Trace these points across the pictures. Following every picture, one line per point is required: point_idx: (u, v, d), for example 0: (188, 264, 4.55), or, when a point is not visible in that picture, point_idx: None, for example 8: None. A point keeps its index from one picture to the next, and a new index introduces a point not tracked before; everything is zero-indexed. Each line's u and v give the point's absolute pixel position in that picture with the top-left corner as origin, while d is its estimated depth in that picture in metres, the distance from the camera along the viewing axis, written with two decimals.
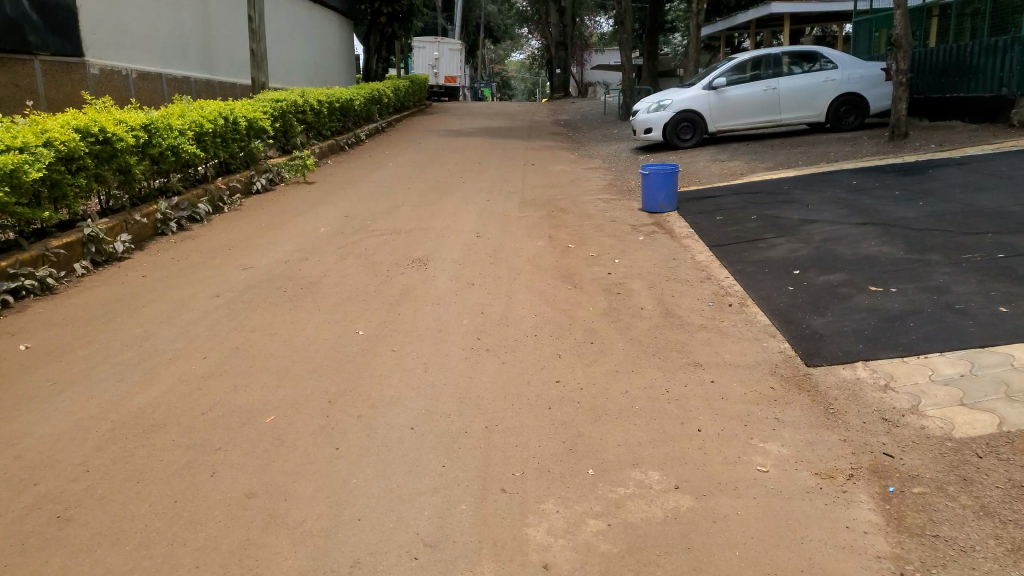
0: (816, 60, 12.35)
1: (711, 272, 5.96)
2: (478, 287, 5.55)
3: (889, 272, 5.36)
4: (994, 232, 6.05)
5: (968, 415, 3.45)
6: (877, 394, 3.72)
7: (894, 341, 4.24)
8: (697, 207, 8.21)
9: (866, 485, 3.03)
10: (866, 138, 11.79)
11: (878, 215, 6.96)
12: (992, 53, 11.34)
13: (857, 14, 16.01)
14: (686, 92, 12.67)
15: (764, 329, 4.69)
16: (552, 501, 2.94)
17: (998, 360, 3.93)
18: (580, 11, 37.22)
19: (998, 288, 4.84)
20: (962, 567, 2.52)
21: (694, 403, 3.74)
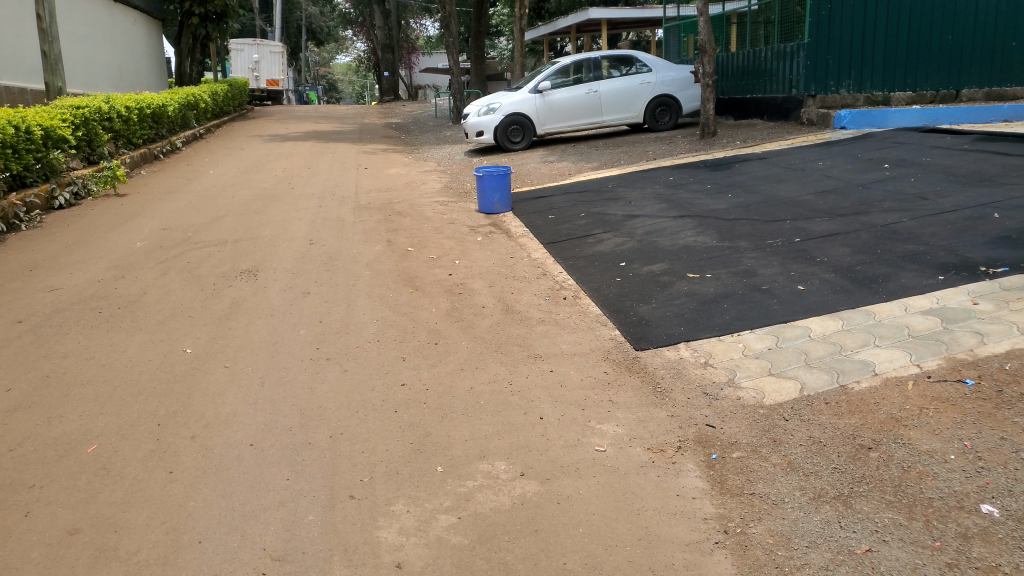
0: (632, 64, 13.13)
1: (546, 268, 6.18)
2: (314, 295, 5.43)
3: (704, 260, 5.82)
4: (791, 219, 6.73)
5: (776, 384, 3.84)
6: (698, 370, 4.05)
7: (712, 322, 4.62)
8: (530, 207, 8.47)
9: (692, 455, 3.29)
10: (680, 137, 12.67)
11: (693, 208, 7.53)
12: (782, 58, 12.56)
13: (666, 21, 17.17)
14: (514, 96, 13.03)
15: (596, 319, 4.95)
16: (402, 502, 2.96)
17: (798, 333, 4.40)
18: (405, 15, 37.26)
19: (797, 269, 5.40)
20: (775, 518, 2.80)
21: (535, 392, 3.89)
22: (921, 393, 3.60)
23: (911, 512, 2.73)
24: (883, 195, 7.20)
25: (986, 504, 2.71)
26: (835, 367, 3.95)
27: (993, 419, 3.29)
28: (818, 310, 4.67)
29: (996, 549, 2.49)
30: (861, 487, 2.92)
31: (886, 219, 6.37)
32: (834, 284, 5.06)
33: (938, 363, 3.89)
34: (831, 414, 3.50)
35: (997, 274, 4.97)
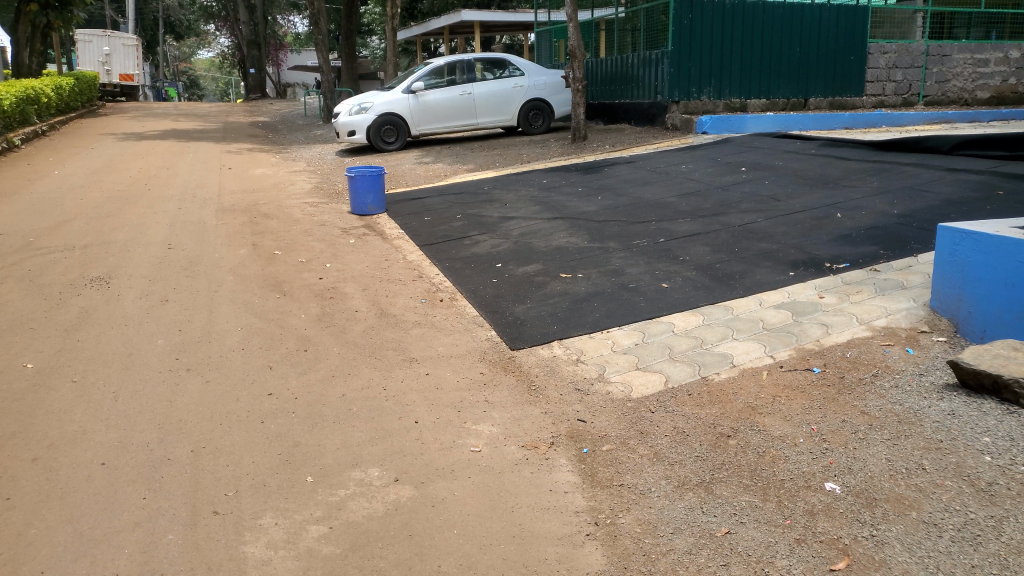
0: (505, 67, 13.25)
1: (421, 270, 6.14)
2: (174, 303, 5.15)
3: (576, 260, 5.96)
4: (657, 220, 7.02)
5: (642, 378, 3.99)
6: (570, 367, 4.15)
7: (583, 320, 4.74)
8: (404, 209, 8.39)
9: (565, 450, 3.36)
10: (553, 140, 12.94)
11: (566, 210, 7.70)
12: (648, 65, 13.09)
13: (537, 26, 17.48)
14: (386, 96, 12.86)
15: (472, 320, 4.96)
16: (270, 515, 2.85)
17: (663, 328, 4.59)
18: (272, 11, 36.04)
19: (662, 268, 5.63)
20: (642, 507, 2.90)
21: (410, 396, 3.85)
22: (774, 382, 3.85)
23: (765, 494, 2.91)
24: (740, 197, 7.63)
25: (830, 482, 2.93)
26: (697, 359, 4.15)
27: (836, 403, 3.57)
28: (681, 306, 4.89)
29: (837, 523, 2.70)
30: (721, 473, 3.08)
31: (743, 219, 6.77)
32: (696, 282, 5.31)
33: (789, 353, 4.17)
34: (693, 405, 3.67)
35: (840, 269, 5.38)
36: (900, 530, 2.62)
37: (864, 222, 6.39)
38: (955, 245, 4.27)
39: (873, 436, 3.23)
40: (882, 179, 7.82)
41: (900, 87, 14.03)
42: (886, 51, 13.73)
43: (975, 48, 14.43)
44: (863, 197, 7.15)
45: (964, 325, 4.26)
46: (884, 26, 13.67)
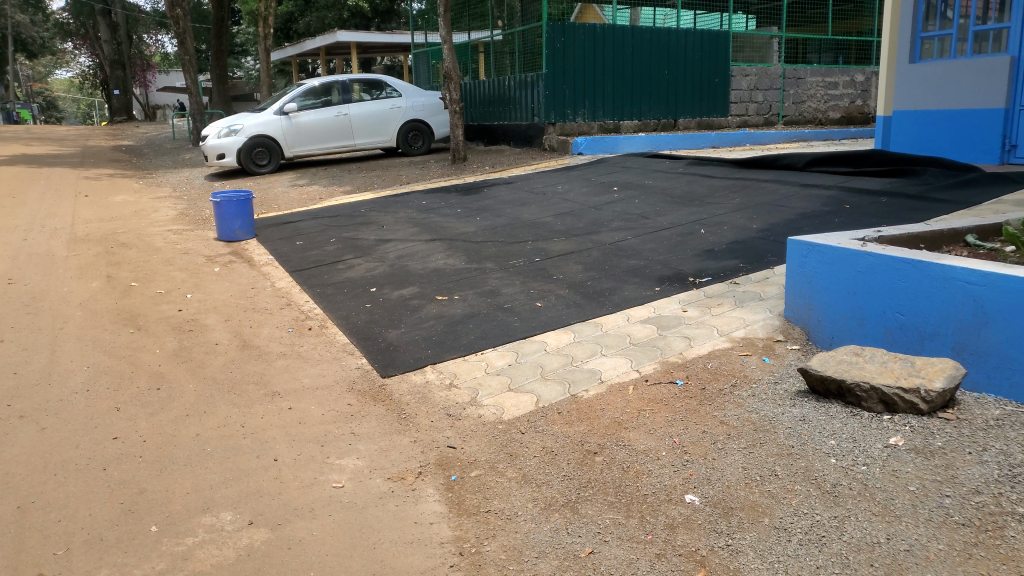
0: (382, 89, 13.15)
1: (291, 297, 5.93)
2: (10, 343, 4.72)
3: (452, 282, 5.92)
4: (533, 240, 7.09)
5: (514, 399, 3.97)
6: (442, 392, 4.08)
7: (457, 343, 4.69)
8: (276, 233, 8.10)
9: (432, 479, 3.28)
10: (432, 161, 12.90)
11: (443, 231, 7.66)
12: (524, 86, 13.30)
13: (414, 48, 17.49)
14: (257, 117, 12.43)
15: (342, 348, 4.81)
16: (105, 572, 2.62)
17: (536, 347, 4.61)
18: (136, 29, 34.35)
19: (536, 287, 5.68)
20: (507, 533, 2.87)
21: (270, 433, 3.67)
22: (640, 396, 3.93)
23: (629, 510, 2.94)
24: (612, 216, 7.83)
25: (689, 494, 3.00)
26: (567, 377, 4.19)
27: (697, 414, 3.68)
28: (554, 325, 4.93)
29: (696, 534, 2.75)
30: (587, 492, 3.09)
31: (615, 237, 6.94)
32: (568, 300, 5.38)
33: (654, 367, 4.27)
34: (563, 423, 3.69)
35: (703, 283, 5.59)
36: (753, 536, 2.70)
37: (727, 237, 6.69)
38: (803, 258, 4.51)
39: (732, 446, 3.34)
40: (744, 195, 8.23)
41: (762, 107, 14.90)
42: (747, 74, 14.55)
43: (825, 72, 15.56)
44: (726, 213, 7.50)
45: (814, 332, 4.51)
46: (744, 51, 14.53)
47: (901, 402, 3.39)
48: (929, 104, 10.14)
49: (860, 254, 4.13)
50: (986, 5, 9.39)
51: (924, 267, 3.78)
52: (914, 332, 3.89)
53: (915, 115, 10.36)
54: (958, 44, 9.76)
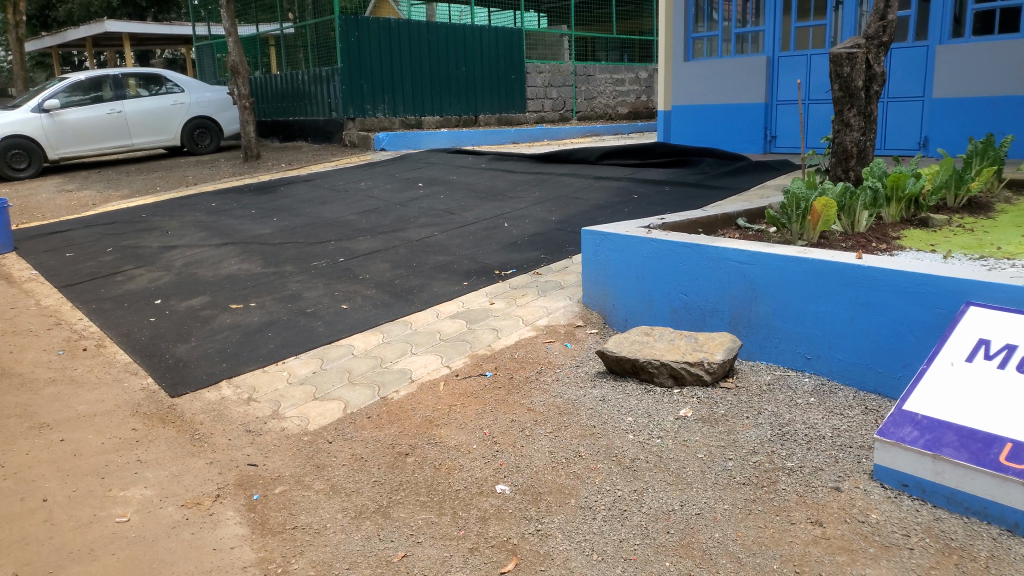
0: (161, 84, 12.16)
1: (60, 316, 5.30)
2: None
3: (248, 288, 5.59)
4: (335, 240, 6.87)
5: (320, 408, 3.82)
6: (241, 408, 3.83)
7: (255, 353, 4.42)
8: (39, 245, 7.22)
9: (232, 500, 3.07)
10: (223, 160, 12.15)
11: (237, 234, 7.23)
12: (319, 82, 12.88)
13: (196, 40, 16.39)
14: (10, 115, 10.90)
15: (124, 368, 4.37)
16: None
17: (342, 352, 4.46)
18: None
19: (340, 288, 5.50)
20: (316, 547, 2.74)
21: (38, 471, 3.25)
22: (450, 391, 3.93)
23: (441, 508, 2.92)
24: (417, 212, 7.79)
25: (500, 484, 3.03)
26: (376, 380, 4.09)
27: (506, 404, 3.74)
28: (360, 326, 4.80)
29: (507, 524, 2.79)
30: (398, 494, 3.03)
31: (420, 234, 6.90)
32: (374, 300, 5.26)
33: (464, 361, 4.29)
34: (372, 427, 3.60)
35: (507, 275, 5.70)
36: (562, 518, 2.78)
37: (528, 229, 6.88)
38: (596, 246, 4.73)
39: (539, 431, 3.43)
40: (543, 188, 8.52)
41: (557, 103, 15.53)
42: (541, 71, 15.10)
43: (613, 69, 16.56)
44: (526, 206, 7.71)
45: (610, 316, 4.75)
46: (537, 48, 15.07)
47: (687, 375, 3.65)
48: (702, 100, 11.08)
49: (646, 241, 4.39)
50: (744, 9, 10.40)
51: (702, 250, 4.10)
52: (696, 311, 4.21)
53: (690, 109, 11.26)
54: (723, 44, 10.73)
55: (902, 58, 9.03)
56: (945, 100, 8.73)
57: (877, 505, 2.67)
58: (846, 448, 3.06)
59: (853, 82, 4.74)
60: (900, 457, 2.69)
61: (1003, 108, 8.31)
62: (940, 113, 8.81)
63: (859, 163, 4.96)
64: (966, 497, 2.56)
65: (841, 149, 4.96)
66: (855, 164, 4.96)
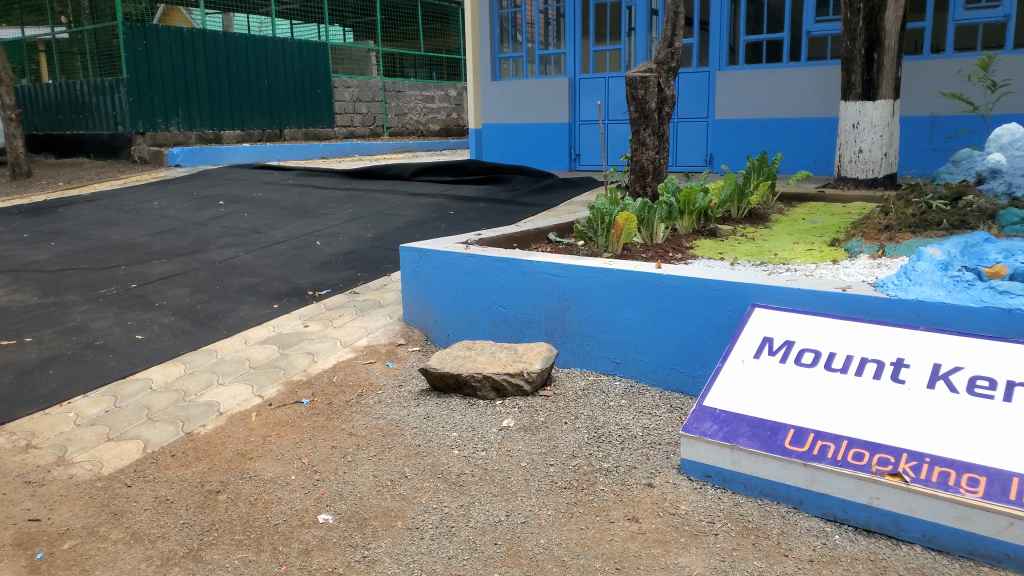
0: None
1: None
2: None
3: (22, 322, 4.98)
4: (126, 264, 6.31)
5: (115, 449, 3.47)
6: (18, 457, 3.40)
7: (33, 395, 3.94)
8: None
9: (10, 563, 2.70)
10: None
11: (5, 262, 6.42)
12: (101, 92, 11.81)
13: None
14: None
15: None
16: None
17: (139, 386, 4.09)
18: None
19: (134, 317, 5.06)
20: None
21: None
22: (264, 422, 3.72)
23: (258, 545, 2.75)
24: (218, 232, 7.35)
25: (322, 514, 2.91)
26: (179, 415, 3.78)
27: (326, 430, 3.60)
28: (159, 357, 4.43)
29: (331, 554, 2.67)
30: (210, 535, 2.82)
31: (223, 255, 6.51)
32: (174, 328, 4.88)
33: (278, 389, 4.08)
34: (177, 466, 3.32)
35: (321, 296, 5.52)
36: (388, 542, 2.71)
37: (341, 247, 6.71)
38: (415, 263, 4.71)
39: (361, 455, 3.34)
40: (355, 205, 8.37)
41: (366, 118, 15.37)
42: (349, 86, 14.85)
43: (422, 86, 16.68)
44: (339, 224, 7.53)
45: (431, 332, 4.75)
46: (344, 63, 14.84)
47: (509, 386, 3.73)
48: (509, 118, 11.43)
49: (463, 257, 4.44)
50: (546, 32, 10.89)
51: (516, 264, 4.21)
52: (514, 323, 4.30)
53: (499, 127, 11.57)
54: (527, 65, 11.17)
55: (687, 82, 9.86)
56: (725, 122, 9.63)
57: (685, 497, 2.87)
58: (656, 445, 3.26)
59: (647, 104, 5.10)
60: (702, 449, 2.91)
61: (773, 129, 9.31)
62: (721, 133, 9.71)
63: (655, 180, 5.33)
64: (759, 481, 2.81)
65: (638, 166, 5.31)
66: (651, 180, 5.33)
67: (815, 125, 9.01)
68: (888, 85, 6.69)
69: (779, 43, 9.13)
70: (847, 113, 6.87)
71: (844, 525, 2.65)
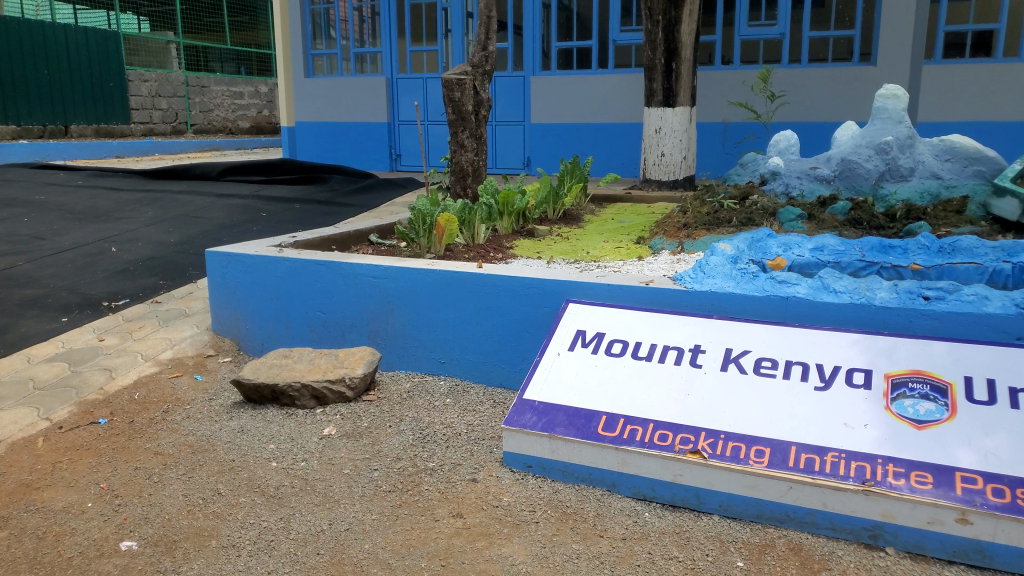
0: None
1: None
2: None
3: None
4: None
5: None
6: None
7: None
8: None
9: None
10: None
11: None
12: None
13: None
14: None
15: None
16: None
17: None
18: None
19: None
20: None
21: None
22: (53, 447, 3.38)
23: None
24: None
25: (124, 541, 2.69)
26: None
27: (127, 451, 3.34)
28: None
29: None
30: None
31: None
32: None
33: (69, 410, 3.72)
34: None
35: (119, 306, 5.09)
36: (201, 564, 2.55)
37: (141, 253, 6.23)
38: (224, 269, 4.47)
39: (169, 475, 3.12)
40: (155, 208, 7.79)
41: (167, 115, 14.35)
42: (146, 79, 13.80)
43: (229, 81, 15.88)
44: (137, 228, 6.97)
45: (245, 341, 4.53)
46: (139, 54, 13.75)
47: (330, 394, 3.65)
48: (325, 117, 11.14)
49: (279, 260, 4.27)
50: (361, 29, 10.74)
51: (335, 267, 4.12)
52: (334, 328, 4.21)
53: (314, 126, 11.23)
54: (343, 62, 10.94)
55: (503, 85, 10.11)
56: (540, 125, 9.98)
57: (507, 489, 2.95)
58: (479, 441, 3.33)
59: (464, 106, 5.18)
60: (523, 441, 3.01)
61: (585, 133, 9.78)
62: (537, 136, 10.05)
63: (474, 181, 5.42)
64: (576, 468, 2.95)
65: (458, 167, 5.38)
66: (471, 182, 5.42)
67: (622, 130, 9.57)
68: (685, 94, 7.23)
69: (588, 50, 9.60)
70: (651, 119, 7.35)
71: (652, 503, 2.84)
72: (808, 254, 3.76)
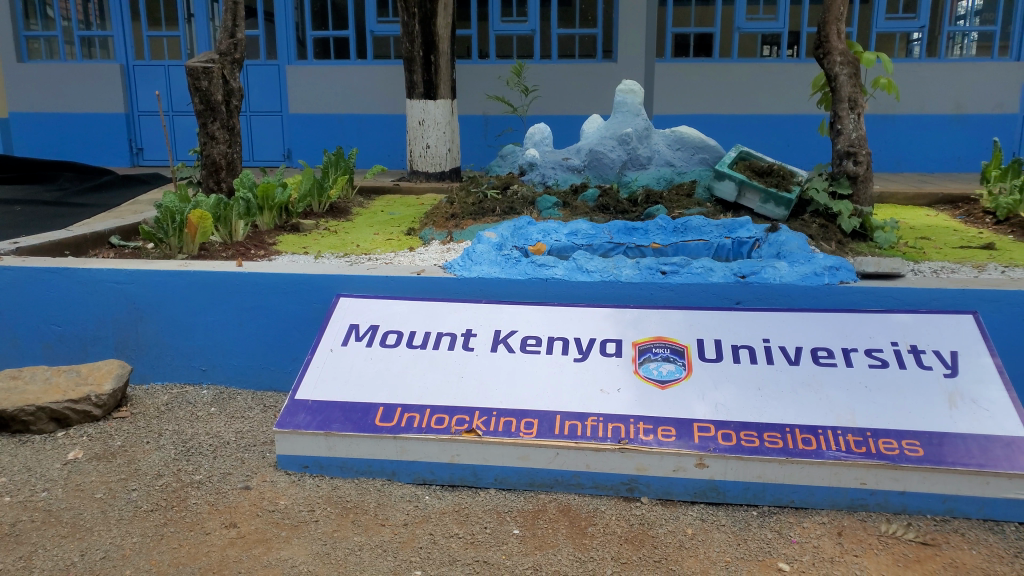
0: None
1: None
2: None
3: None
4: None
5: None
6: None
7: None
8: None
9: None
10: None
11: None
12: None
13: None
14: None
15: None
16: None
17: None
18: None
19: None
20: None
21: None
22: None
23: None
24: None
25: None
26: None
27: None
28: None
29: None
30: None
31: None
32: None
33: None
34: None
35: None
36: None
37: None
38: None
39: None
40: None
41: None
42: None
43: None
44: None
45: None
46: None
47: (73, 414, 3.29)
48: (47, 107, 9.86)
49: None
50: (85, 9, 9.62)
51: (71, 274, 3.69)
52: (73, 342, 3.78)
53: (34, 117, 9.90)
54: (65, 46, 9.74)
55: (257, 75, 9.62)
56: (299, 116, 9.66)
57: (283, 492, 2.86)
58: (250, 447, 3.18)
59: (212, 96, 4.87)
60: (297, 443, 2.93)
61: (347, 125, 9.62)
62: (296, 127, 9.71)
63: (229, 175, 5.12)
64: (354, 462, 2.93)
65: (209, 160, 5.05)
66: (225, 176, 5.11)
67: (384, 122, 9.55)
68: (445, 86, 7.37)
69: (345, 40, 9.46)
70: (413, 111, 7.40)
71: (431, 486, 2.91)
72: (565, 238, 4.03)
